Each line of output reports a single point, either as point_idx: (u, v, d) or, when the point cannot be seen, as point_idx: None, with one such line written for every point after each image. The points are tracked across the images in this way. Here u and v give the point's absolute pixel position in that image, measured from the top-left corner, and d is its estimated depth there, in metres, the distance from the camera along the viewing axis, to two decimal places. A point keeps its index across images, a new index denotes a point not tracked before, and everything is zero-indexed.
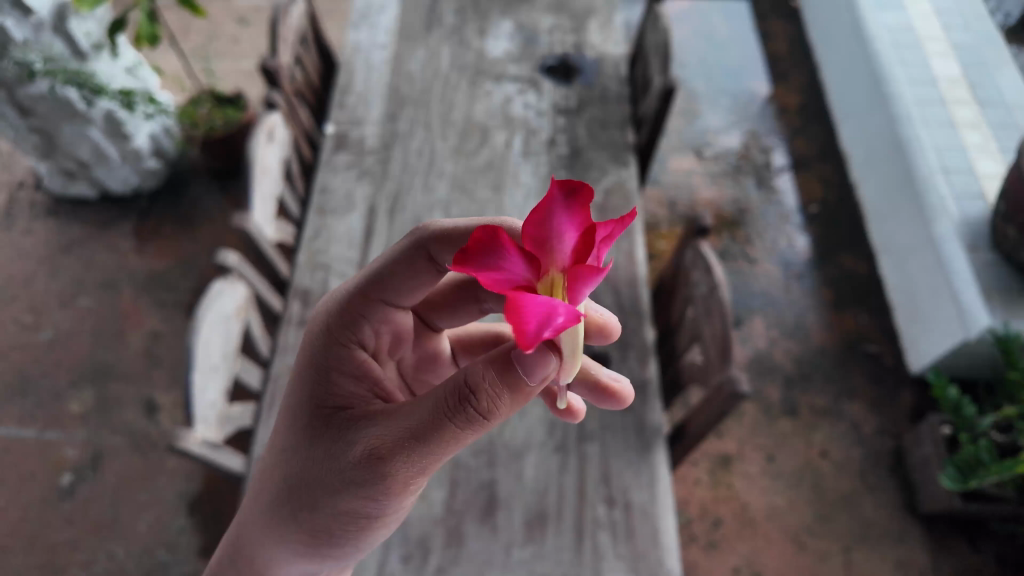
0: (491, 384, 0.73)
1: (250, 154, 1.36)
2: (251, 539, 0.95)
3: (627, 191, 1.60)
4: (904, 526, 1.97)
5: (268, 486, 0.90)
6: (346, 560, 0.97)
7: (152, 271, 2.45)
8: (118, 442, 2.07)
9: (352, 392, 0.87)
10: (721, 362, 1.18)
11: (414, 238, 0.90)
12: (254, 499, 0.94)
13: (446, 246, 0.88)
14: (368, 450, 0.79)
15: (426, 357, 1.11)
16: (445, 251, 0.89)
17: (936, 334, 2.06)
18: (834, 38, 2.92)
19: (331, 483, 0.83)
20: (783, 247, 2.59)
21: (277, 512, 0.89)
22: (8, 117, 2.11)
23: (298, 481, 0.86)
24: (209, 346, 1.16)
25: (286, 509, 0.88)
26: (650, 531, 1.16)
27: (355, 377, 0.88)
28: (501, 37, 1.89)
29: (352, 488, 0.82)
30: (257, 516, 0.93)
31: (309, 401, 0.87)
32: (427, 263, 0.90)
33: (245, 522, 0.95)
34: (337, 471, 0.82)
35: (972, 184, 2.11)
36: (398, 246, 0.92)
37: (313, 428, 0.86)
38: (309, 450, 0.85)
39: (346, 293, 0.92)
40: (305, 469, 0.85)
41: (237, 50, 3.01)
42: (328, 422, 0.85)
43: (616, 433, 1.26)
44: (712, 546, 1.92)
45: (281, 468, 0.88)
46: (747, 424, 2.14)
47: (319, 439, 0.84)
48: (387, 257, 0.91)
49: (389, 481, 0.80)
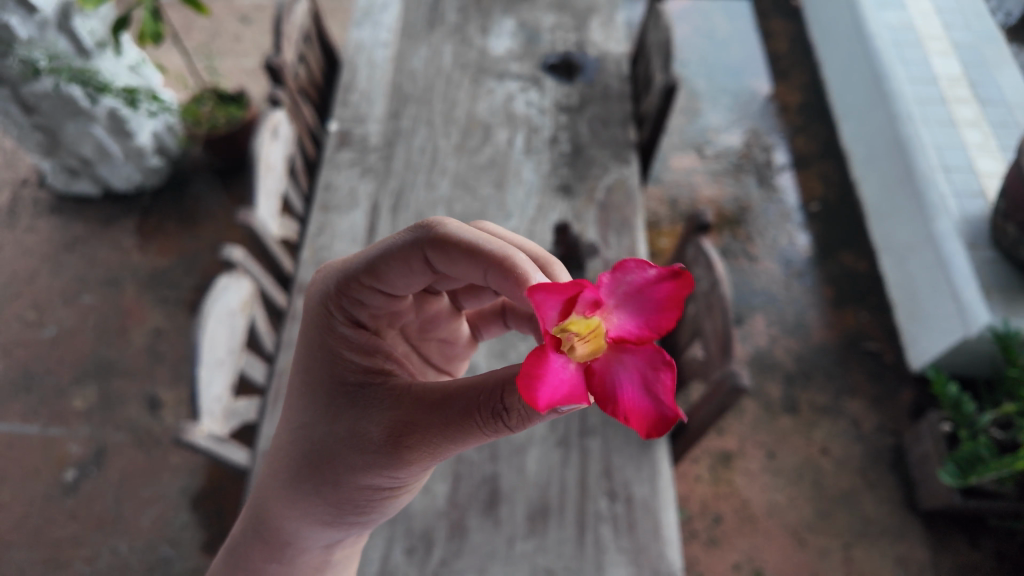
0: (524, 408, 0.69)
1: (255, 151, 1.36)
2: (272, 510, 0.98)
3: (628, 189, 1.61)
4: (904, 523, 1.98)
5: (285, 459, 0.93)
6: (366, 526, 1.01)
7: (154, 269, 2.46)
8: (121, 438, 2.09)
9: (369, 373, 0.86)
10: (722, 357, 1.19)
11: (412, 235, 0.80)
12: (274, 471, 0.96)
13: (444, 253, 0.78)
14: (389, 433, 0.81)
15: (428, 319, 1.05)
16: (444, 254, 0.78)
17: (936, 332, 2.08)
18: (835, 37, 2.93)
19: (353, 460, 0.86)
20: (784, 245, 2.60)
21: (298, 485, 0.92)
22: (12, 114, 2.13)
23: (320, 457, 0.88)
24: (215, 341, 1.17)
25: (310, 481, 0.91)
26: (651, 524, 1.17)
27: (367, 354, 0.88)
28: (503, 35, 1.90)
29: (374, 466, 0.84)
30: (276, 487, 0.95)
31: (324, 378, 0.88)
32: (424, 264, 0.81)
33: (266, 494, 0.97)
34: (360, 449, 0.84)
35: (972, 182, 2.11)
36: (398, 235, 0.82)
37: (331, 404, 0.87)
38: (329, 428, 0.87)
39: (342, 274, 0.86)
40: (326, 446, 0.87)
41: (240, 48, 3.02)
42: (346, 402, 0.86)
43: (618, 428, 1.26)
44: (712, 542, 1.93)
45: (301, 443, 0.90)
46: (747, 420, 2.15)
47: (338, 418, 0.86)
48: (381, 246, 0.83)
49: (410, 460, 0.82)
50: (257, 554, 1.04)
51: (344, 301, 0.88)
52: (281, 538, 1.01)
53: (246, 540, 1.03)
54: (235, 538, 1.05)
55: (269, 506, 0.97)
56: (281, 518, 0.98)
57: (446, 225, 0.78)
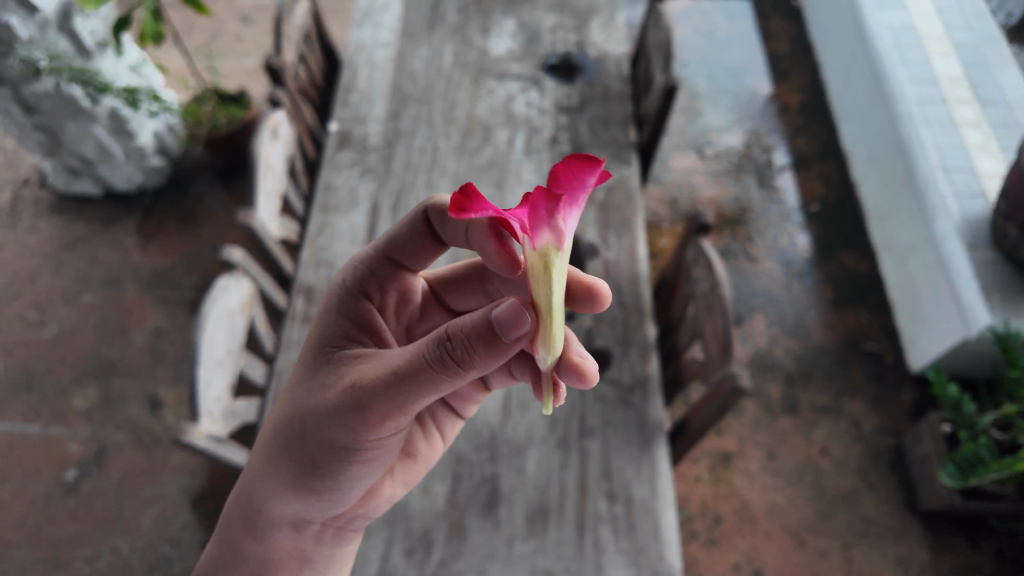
0: (468, 336, 0.74)
1: (255, 151, 1.36)
2: (246, 474, 0.99)
3: (629, 189, 1.61)
4: (904, 523, 1.98)
5: (267, 427, 0.95)
6: (331, 503, 0.99)
7: (155, 268, 2.46)
8: (122, 438, 2.09)
9: (352, 337, 0.91)
10: (722, 358, 1.19)
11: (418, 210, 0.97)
12: (256, 434, 0.99)
13: (442, 217, 0.94)
14: (348, 385, 0.82)
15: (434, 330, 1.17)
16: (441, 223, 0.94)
17: (937, 333, 2.08)
18: (835, 38, 2.93)
19: (313, 416, 0.86)
20: (783, 246, 2.60)
21: (269, 446, 0.93)
22: (13, 114, 2.12)
23: (289, 420, 0.89)
24: (214, 341, 1.17)
25: (278, 441, 0.92)
26: (651, 525, 1.17)
27: (356, 322, 0.93)
28: (504, 35, 1.90)
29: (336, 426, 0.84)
30: (255, 456, 0.97)
31: (311, 344, 0.93)
32: (428, 232, 0.97)
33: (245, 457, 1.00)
34: (323, 409, 0.84)
35: (972, 182, 2.11)
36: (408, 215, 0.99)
37: (311, 363, 0.91)
38: (303, 390, 0.89)
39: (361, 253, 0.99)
40: (297, 409, 0.89)
41: (241, 48, 3.02)
42: (322, 365, 0.89)
43: (618, 429, 1.27)
44: (712, 543, 1.93)
45: (281, 402, 0.93)
46: (747, 421, 2.15)
47: (313, 380, 0.88)
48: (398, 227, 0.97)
49: (367, 420, 0.81)
50: (235, 529, 1.04)
51: (353, 278, 0.97)
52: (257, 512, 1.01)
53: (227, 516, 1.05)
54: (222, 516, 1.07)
55: (248, 477, 0.99)
56: (254, 490, 0.98)
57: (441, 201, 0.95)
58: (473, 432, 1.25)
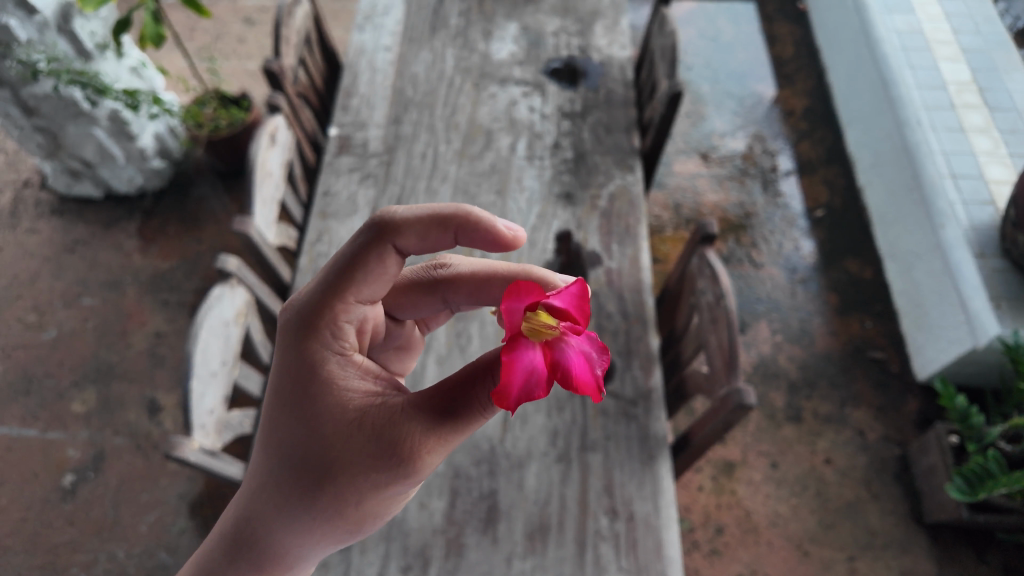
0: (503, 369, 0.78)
1: (251, 157, 1.34)
2: (244, 539, 0.86)
3: (632, 197, 1.58)
4: (910, 535, 1.94)
5: (252, 477, 0.85)
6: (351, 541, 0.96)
7: (156, 271, 2.44)
8: (120, 442, 2.07)
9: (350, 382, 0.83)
10: (728, 373, 1.17)
11: (369, 230, 0.84)
12: (247, 499, 0.85)
13: (402, 234, 0.85)
14: (386, 441, 0.78)
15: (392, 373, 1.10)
16: (409, 234, 0.85)
17: (944, 341, 2.05)
18: (842, 41, 2.90)
19: (345, 475, 0.80)
20: (788, 251, 2.57)
21: (283, 510, 0.83)
22: (13, 116, 2.12)
23: (295, 470, 0.81)
24: (208, 352, 1.16)
25: (294, 501, 0.82)
26: (653, 543, 1.15)
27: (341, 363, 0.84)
28: (507, 39, 1.88)
29: (370, 480, 0.80)
30: (239, 511, 0.86)
31: (279, 384, 0.83)
32: (393, 254, 0.86)
33: (238, 524, 0.86)
34: (352, 460, 0.79)
35: (981, 189, 2.09)
36: (354, 238, 0.85)
37: (315, 418, 0.80)
38: (302, 443, 0.81)
39: (311, 279, 0.86)
40: (299, 455, 0.81)
41: (242, 50, 3.01)
42: (307, 406, 0.81)
43: (620, 443, 1.25)
44: (715, 554, 1.90)
45: (283, 460, 0.82)
46: (750, 429, 2.13)
47: (312, 431, 0.80)
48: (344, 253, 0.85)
49: (416, 469, 0.80)
50: None
51: (307, 318, 0.82)
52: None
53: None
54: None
55: (225, 546, 0.86)
56: (242, 556, 0.86)
57: (394, 211, 0.85)
58: (472, 446, 1.23)
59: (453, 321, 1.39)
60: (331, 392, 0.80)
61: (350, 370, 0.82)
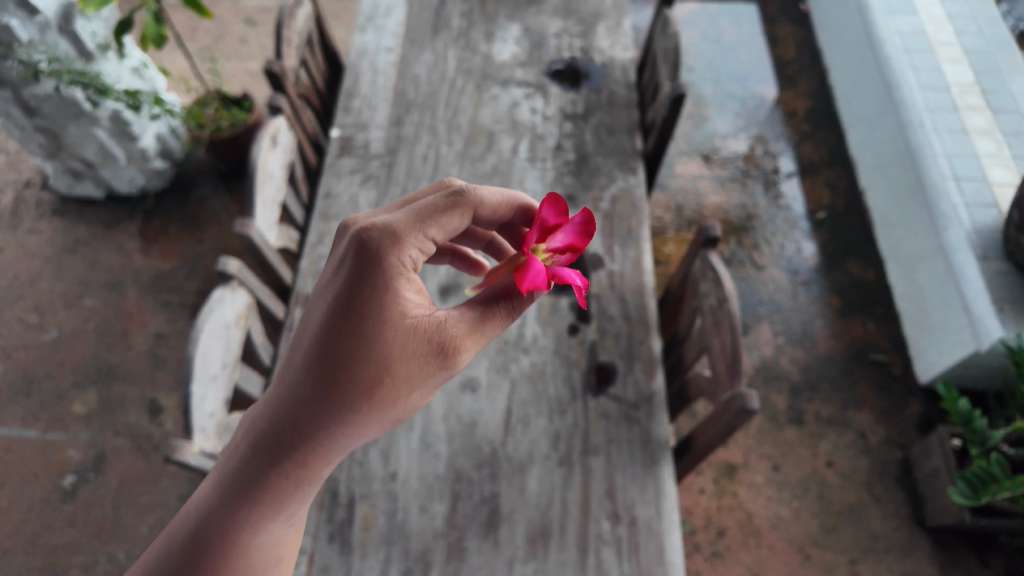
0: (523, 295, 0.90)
1: (253, 158, 1.34)
2: (274, 457, 0.80)
3: (634, 199, 1.58)
4: (912, 539, 1.94)
5: (292, 389, 0.81)
6: None
7: (157, 271, 2.46)
8: (120, 444, 2.09)
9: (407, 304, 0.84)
10: (731, 377, 1.16)
11: (453, 194, 0.87)
12: (285, 413, 0.80)
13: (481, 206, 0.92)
14: (441, 347, 0.83)
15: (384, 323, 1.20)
16: (489, 207, 0.93)
17: (947, 344, 2.05)
18: (845, 43, 2.90)
19: (400, 381, 0.82)
20: (789, 253, 2.56)
21: (329, 421, 0.80)
22: (14, 116, 2.11)
23: (344, 376, 0.80)
24: (208, 355, 1.15)
25: (345, 412, 0.80)
26: (655, 547, 1.14)
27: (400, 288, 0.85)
28: (509, 40, 1.88)
29: (418, 382, 0.83)
30: (271, 424, 0.80)
31: (337, 297, 0.82)
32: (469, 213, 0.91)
33: (270, 438, 0.80)
34: (405, 362, 0.82)
35: (984, 191, 2.08)
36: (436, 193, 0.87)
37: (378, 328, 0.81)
38: (353, 347, 0.81)
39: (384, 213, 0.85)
40: (352, 364, 0.80)
41: (244, 50, 3.01)
42: (360, 313, 0.82)
43: (622, 447, 1.24)
44: (716, 556, 1.90)
45: (337, 370, 0.80)
46: (752, 432, 2.12)
47: (365, 336, 0.81)
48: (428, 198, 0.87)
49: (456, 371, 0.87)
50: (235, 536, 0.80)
51: (385, 248, 0.82)
52: (252, 505, 0.80)
53: (196, 532, 0.79)
54: (172, 532, 0.81)
55: (254, 461, 0.80)
56: (272, 473, 0.80)
57: (480, 190, 0.91)
58: (473, 449, 1.23)
59: None
60: (389, 302, 0.82)
61: (409, 284, 0.84)
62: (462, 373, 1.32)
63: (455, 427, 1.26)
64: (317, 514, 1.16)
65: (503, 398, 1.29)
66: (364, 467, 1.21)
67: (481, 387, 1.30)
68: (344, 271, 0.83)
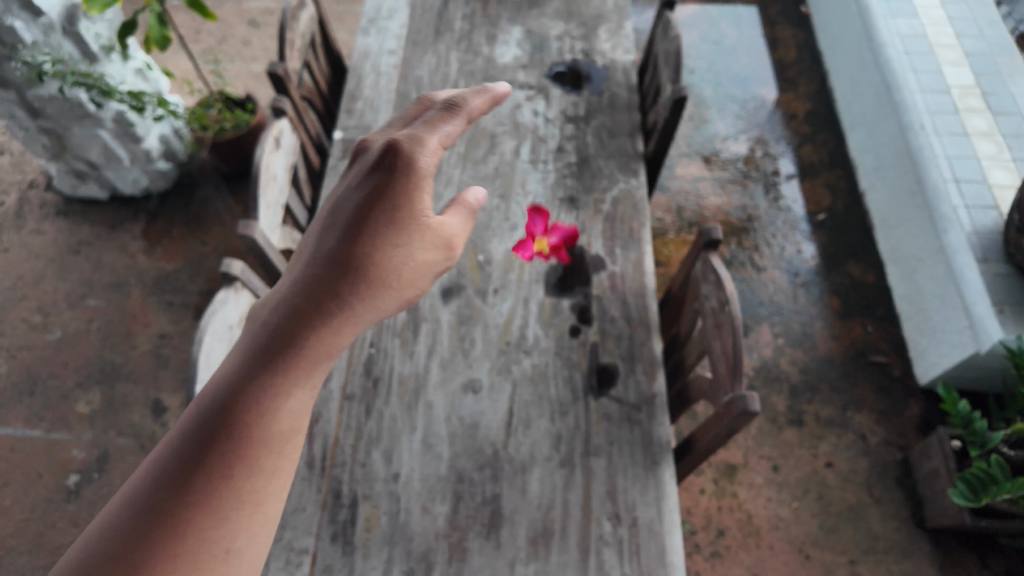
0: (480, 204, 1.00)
1: (255, 161, 1.35)
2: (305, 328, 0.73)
3: (635, 201, 1.59)
4: (912, 539, 1.94)
5: (318, 266, 0.78)
6: None
7: (161, 272, 2.44)
8: (124, 443, 2.08)
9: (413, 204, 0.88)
10: (732, 380, 1.17)
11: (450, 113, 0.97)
12: (312, 288, 0.76)
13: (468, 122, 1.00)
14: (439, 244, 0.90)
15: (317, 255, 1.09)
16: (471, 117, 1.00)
17: (946, 346, 2.06)
18: (845, 45, 2.91)
19: (408, 269, 0.85)
20: (789, 254, 2.57)
21: (356, 295, 0.77)
22: (18, 117, 2.14)
23: (361, 265, 0.80)
24: (211, 357, 1.16)
25: (370, 287, 0.79)
26: (656, 549, 1.15)
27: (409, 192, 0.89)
28: (511, 43, 1.89)
29: (419, 273, 0.87)
30: (298, 297, 0.75)
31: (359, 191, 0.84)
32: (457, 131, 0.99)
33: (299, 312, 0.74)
34: (415, 251, 0.86)
35: (985, 193, 2.10)
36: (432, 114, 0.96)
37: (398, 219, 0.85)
38: (363, 249, 0.82)
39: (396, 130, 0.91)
40: (377, 244, 0.82)
41: (248, 52, 3.02)
42: (370, 225, 0.85)
43: (623, 449, 1.25)
44: (716, 556, 1.91)
45: (365, 248, 0.80)
46: (752, 433, 2.13)
47: (373, 240, 0.83)
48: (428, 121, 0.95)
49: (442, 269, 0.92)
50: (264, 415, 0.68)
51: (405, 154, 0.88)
52: (287, 379, 0.70)
53: (222, 409, 0.67)
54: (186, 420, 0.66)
55: (282, 333, 0.72)
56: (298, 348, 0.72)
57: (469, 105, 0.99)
58: (475, 450, 1.24)
59: (457, 325, 1.40)
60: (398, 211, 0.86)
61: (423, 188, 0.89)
62: (464, 374, 1.33)
63: (456, 428, 1.27)
64: (320, 514, 1.18)
65: (505, 399, 1.30)
66: (366, 468, 1.22)
67: (483, 388, 1.32)
68: (369, 172, 0.86)
